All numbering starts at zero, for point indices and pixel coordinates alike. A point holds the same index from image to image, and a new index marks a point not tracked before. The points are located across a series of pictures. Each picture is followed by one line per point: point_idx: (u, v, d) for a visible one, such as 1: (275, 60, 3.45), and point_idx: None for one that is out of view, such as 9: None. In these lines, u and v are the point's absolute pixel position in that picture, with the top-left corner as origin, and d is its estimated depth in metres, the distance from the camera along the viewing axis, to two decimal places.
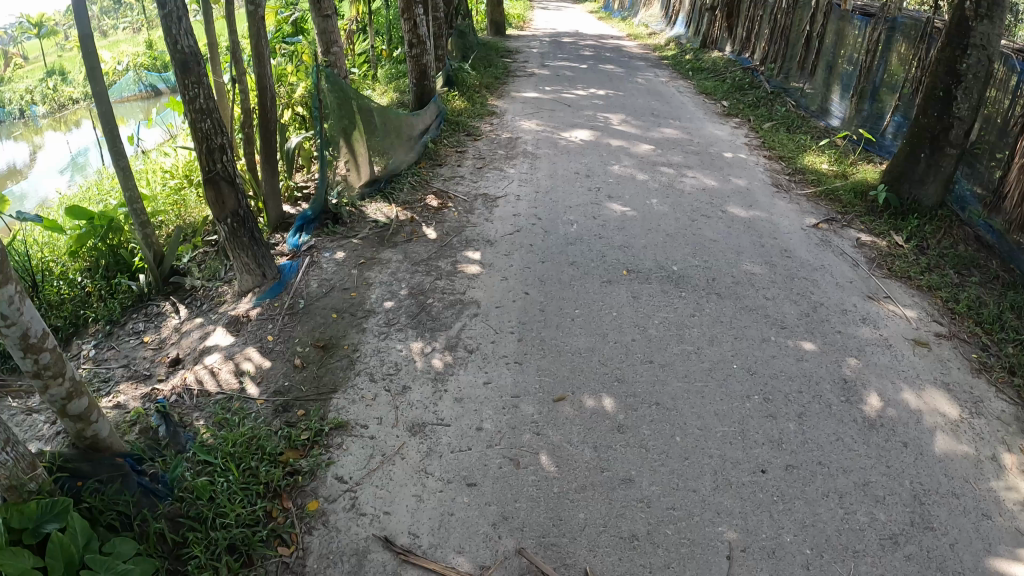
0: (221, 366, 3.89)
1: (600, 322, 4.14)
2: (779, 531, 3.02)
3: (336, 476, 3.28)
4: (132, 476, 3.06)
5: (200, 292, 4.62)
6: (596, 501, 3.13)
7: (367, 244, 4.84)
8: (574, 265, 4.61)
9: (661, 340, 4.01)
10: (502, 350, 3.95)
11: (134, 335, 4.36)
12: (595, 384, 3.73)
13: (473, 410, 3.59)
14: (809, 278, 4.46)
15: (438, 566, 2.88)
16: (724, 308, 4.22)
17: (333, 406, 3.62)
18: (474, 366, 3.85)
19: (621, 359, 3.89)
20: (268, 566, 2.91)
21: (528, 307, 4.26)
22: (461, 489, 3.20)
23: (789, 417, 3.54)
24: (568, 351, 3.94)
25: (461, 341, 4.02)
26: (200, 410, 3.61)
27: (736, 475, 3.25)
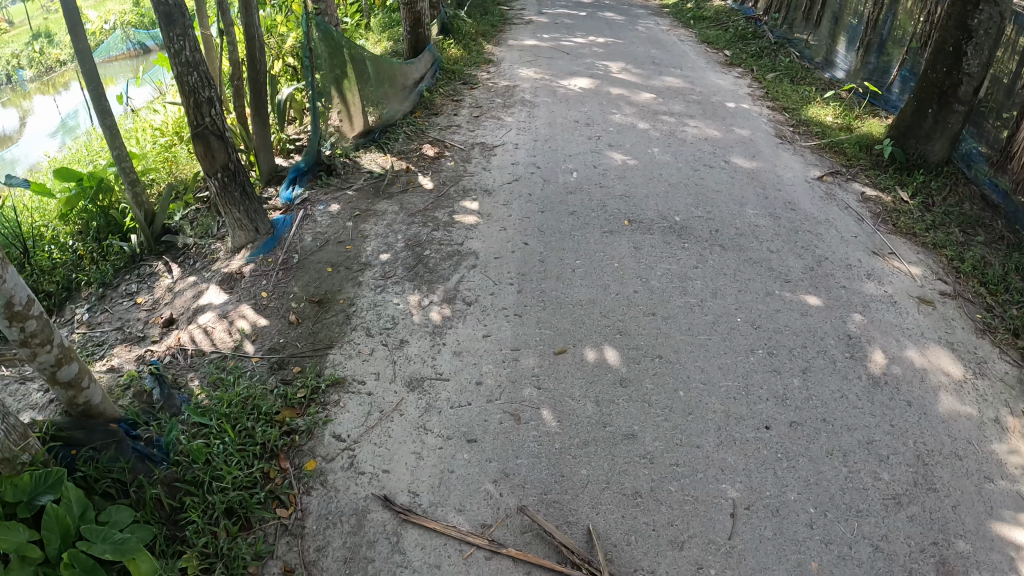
0: (216, 325, 3.82)
1: (601, 273, 4.07)
2: (783, 488, 2.99)
3: (334, 435, 3.22)
4: (126, 442, 2.99)
5: (193, 249, 4.55)
6: (598, 457, 3.09)
7: (362, 195, 4.77)
8: (574, 215, 4.54)
9: (664, 292, 3.95)
10: (501, 302, 3.88)
11: (127, 297, 4.28)
12: (597, 336, 3.67)
13: (473, 364, 3.53)
14: (813, 231, 4.40)
15: (439, 525, 2.85)
16: (728, 260, 4.16)
17: (329, 362, 3.56)
18: (473, 320, 3.78)
19: (622, 311, 3.83)
20: (266, 529, 2.87)
21: (527, 259, 4.18)
22: (460, 445, 3.15)
23: (794, 372, 3.50)
24: (569, 303, 3.88)
25: (459, 293, 3.95)
26: (195, 370, 3.55)
27: (739, 431, 3.21)
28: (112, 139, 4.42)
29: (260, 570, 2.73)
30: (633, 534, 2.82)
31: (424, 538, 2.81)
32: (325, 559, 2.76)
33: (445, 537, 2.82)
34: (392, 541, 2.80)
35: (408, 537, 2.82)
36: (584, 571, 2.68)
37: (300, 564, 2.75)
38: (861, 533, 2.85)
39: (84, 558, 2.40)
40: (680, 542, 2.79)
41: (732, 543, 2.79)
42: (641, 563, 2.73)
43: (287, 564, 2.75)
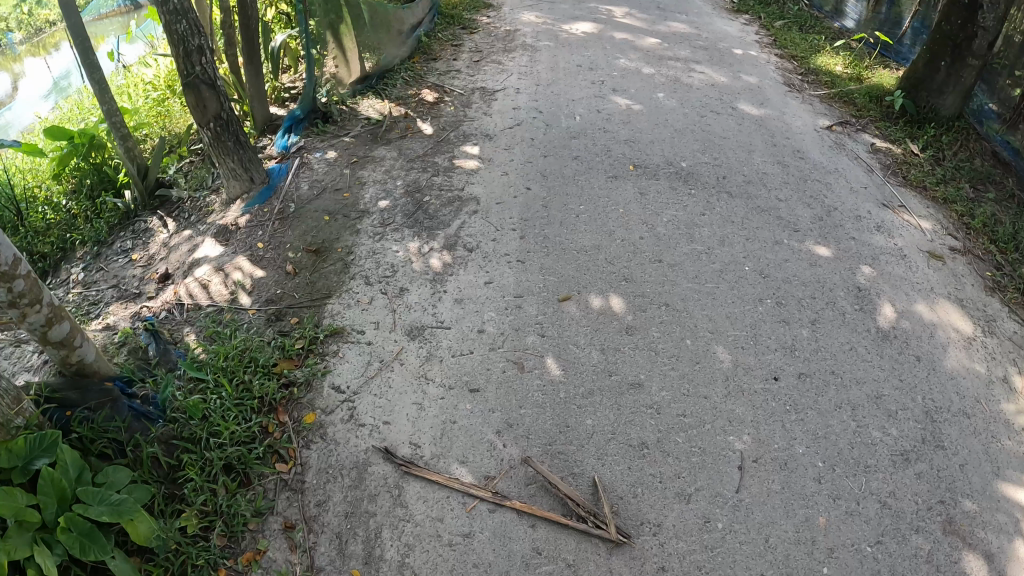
0: (212, 277, 3.76)
1: (605, 219, 4.00)
2: (791, 442, 3.02)
3: (333, 386, 3.19)
4: (121, 400, 2.94)
5: (188, 202, 4.47)
6: (603, 408, 3.09)
7: (359, 142, 4.67)
8: (578, 160, 4.45)
9: (670, 239, 3.88)
10: (504, 249, 3.82)
11: (122, 254, 4.23)
12: (603, 283, 3.62)
13: (474, 311, 3.48)
14: (822, 181, 4.31)
15: (442, 478, 2.87)
16: (735, 207, 4.09)
17: (327, 312, 3.50)
18: (474, 266, 3.72)
19: (628, 258, 3.76)
20: (266, 485, 2.88)
21: (530, 205, 4.09)
22: (462, 395, 3.14)
23: (802, 323, 3.46)
24: (573, 249, 3.81)
25: (460, 239, 3.88)
26: (190, 324, 3.50)
27: (748, 382, 3.21)
28: (99, 90, 4.32)
29: (260, 526, 2.76)
30: (639, 486, 2.86)
31: (427, 491, 2.84)
32: (326, 514, 2.79)
33: (449, 490, 2.85)
34: (394, 494, 2.83)
35: (411, 491, 2.85)
36: (589, 523, 2.72)
37: (301, 520, 2.78)
38: (869, 490, 2.89)
39: (81, 521, 2.39)
40: (687, 494, 2.85)
41: (740, 497, 2.83)
42: (647, 516, 2.78)
43: (288, 520, 2.78)
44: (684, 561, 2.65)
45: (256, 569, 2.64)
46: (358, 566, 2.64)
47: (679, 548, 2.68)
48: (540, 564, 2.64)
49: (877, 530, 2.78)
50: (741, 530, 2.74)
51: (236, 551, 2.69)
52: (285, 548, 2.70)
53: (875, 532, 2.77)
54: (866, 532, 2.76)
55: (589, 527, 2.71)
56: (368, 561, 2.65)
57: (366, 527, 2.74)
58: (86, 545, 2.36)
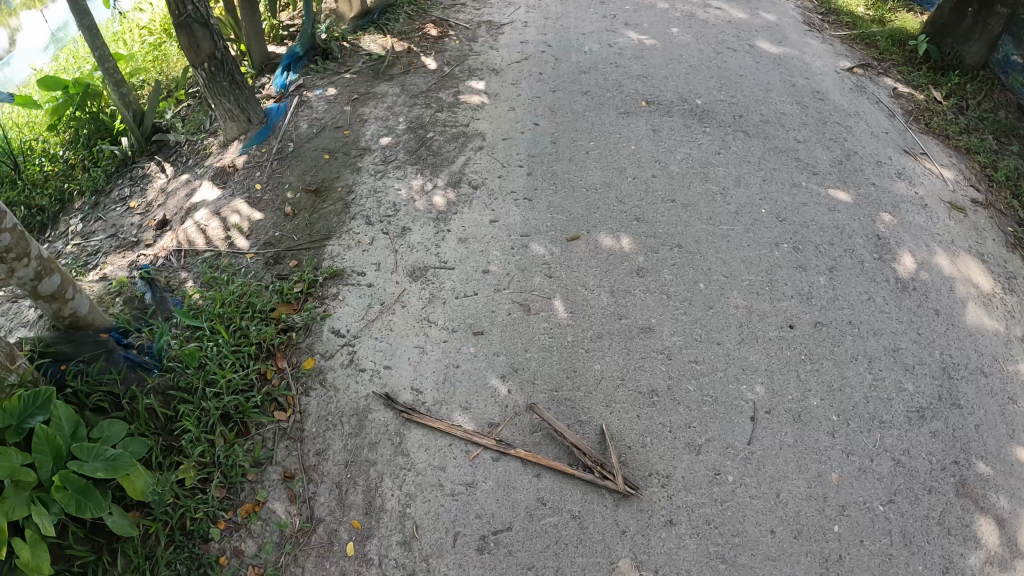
0: (209, 221, 3.66)
1: (616, 156, 3.86)
2: (805, 394, 2.95)
3: (333, 331, 3.12)
4: (116, 351, 2.85)
5: (185, 146, 4.39)
6: (611, 353, 3.02)
7: (361, 78, 4.52)
8: (588, 95, 4.29)
9: (684, 178, 3.75)
10: (510, 186, 3.70)
11: (120, 203, 4.18)
12: (613, 223, 3.51)
13: (479, 251, 3.39)
14: (842, 124, 4.16)
15: (444, 425, 2.80)
16: (752, 147, 3.95)
17: (326, 255, 3.41)
18: (479, 205, 3.61)
19: (640, 197, 3.64)
20: (265, 434, 2.82)
21: (538, 140, 3.97)
22: (466, 338, 3.06)
23: (820, 270, 3.35)
24: (582, 187, 3.69)
25: (465, 177, 3.77)
26: (188, 270, 3.43)
27: (763, 329, 3.12)
28: (89, 37, 4.19)
29: (259, 477, 2.71)
30: (648, 436, 2.80)
31: (428, 438, 2.78)
32: (326, 463, 2.75)
33: (451, 438, 2.78)
34: (395, 442, 2.77)
35: (412, 439, 2.79)
36: (596, 474, 2.66)
37: (300, 470, 2.74)
38: (883, 446, 2.83)
39: (77, 479, 2.31)
40: (697, 445, 2.78)
41: (751, 449, 2.78)
42: (656, 467, 2.72)
43: (287, 470, 2.74)
44: (692, 514, 2.60)
45: (256, 520, 2.61)
46: (358, 517, 2.62)
47: (686, 501, 2.64)
48: (544, 515, 2.58)
49: (890, 488, 2.72)
50: (752, 484, 2.69)
51: (236, 502, 2.66)
52: (284, 498, 2.67)
53: (888, 490, 2.71)
54: (878, 490, 2.71)
55: (596, 478, 2.65)
56: (369, 512, 2.62)
57: (366, 477, 2.70)
58: (82, 502, 2.30)
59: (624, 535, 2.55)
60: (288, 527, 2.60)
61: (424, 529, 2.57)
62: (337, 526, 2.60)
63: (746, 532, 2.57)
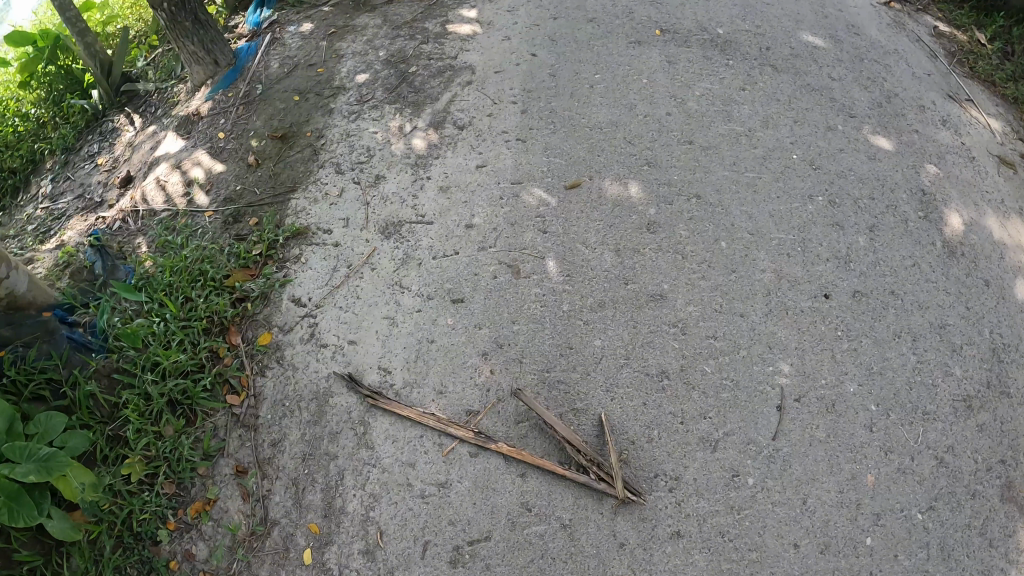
0: (169, 176, 3.35)
1: (625, 91, 3.40)
2: (841, 376, 2.60)
3: (293, 300, 2.78)
4: (59, 331, 2.65)
5: (154, 96, 4.04)
6: (615, 327, 2.66)
7: (339, 11, 4.05)
8: (594, 22, 3.80)
9: (704, 116, 3.31)
10: (500, 125, 3.25)
11: (88, 160, 3.90)
12: (619, 168, 3.09)
13: (462, 203, 2.97)
14: (881, 62, 3.70)
15: (415, 414, 2.49)
16: (782, 83, 3.50)
17: (290, 210, 3.03)
18: (465, 147, 3.17)
19: (652, 137, 3.21)
20: (216, 422, 2.56)
21: (534, 73, 3.49)
22: (443, 308, 2.71)
23: (859, 230, 2.95)
24: (585, 126, 3.25)
25: (449, 116, 3.31)
26: (144, 233, 3.17)
27: (793, 299, 2.75)
28: None
29: (210, 471, 2.48)
30: (655, 428, 2.47)
31: (396, 429, 2.48)
32: (282, 457, 2.48)
33: (422, 428, 2.48)
34: (358, 433, 2.49)
35: (378, 428, 2.49)
36: (591, 476, 2.34)
37: (254, 464, 2.48)
38: (925, 442, 2.50)
39: (7, 483, 2.07)
40: (713, 441, 2.46)
41: (776, 446, 2.45)
42: (663, 467, 2.40)
43: (240, 463, 2.49)
44: (704, 525, 2.31)
45: (206, 522, 2.40)
46: (317, 520, 2.37)
47: (698, 509, 2.33)
48: (529, 523, 2.31)
49: (931, 493, 2.41)
50: (776, 488, 2.38)
51: (186, 499, 2.44)
52: (236, 496, 2.43)
53: (928, 496, 2.40)
54: (918, 496, 2.40)
55: (590, 480, 2.34)
56: (329, 514, 2.38)
57: (326, 473, 2.44)
58: (15, 510, 2.07)
59: (622, 549, 2.27)
60: (240, 531, 2.38)
61: (389, 537, 2.32)
62: (293, 531, 2.37)
63: (766, 546, 2.29)
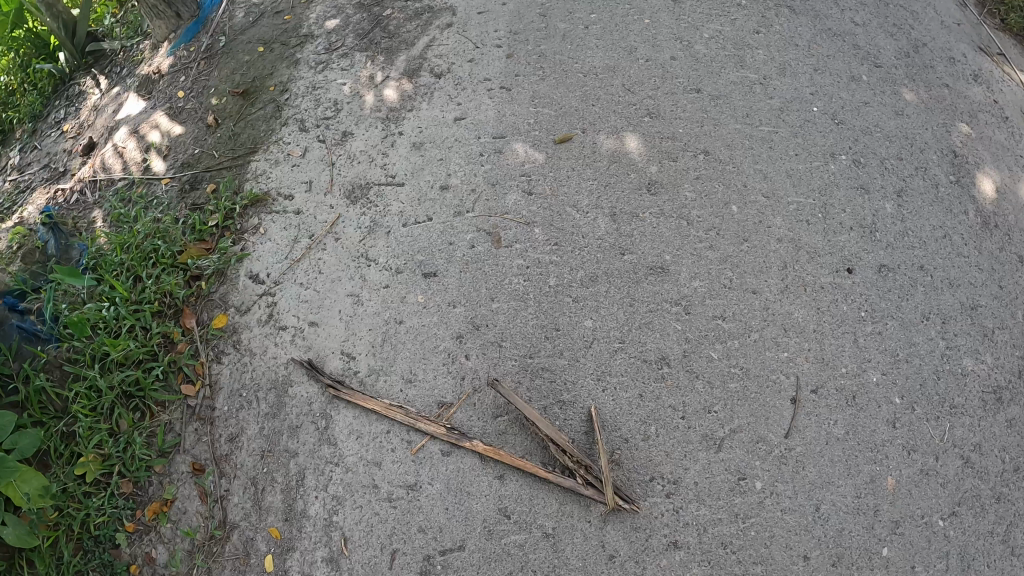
0: (127, 142, 3.09)
1: (624, 33, 3.09)
2: (863, 365, 2.38)
3: (251, 277, 2.49)
4: (8, 320, 2.37)
5: (120, 56, 3.74)
6: (609, 305, 2.39)
7: None
8: None
9: (712, 62, 3.03)
10: (483, 72, 2.93)
11: (55, 127, 3.63)
12: (617, 118, 2.81)
13: (437, 161, 2.67)
14: (908, 6, 3.44)
15: (381, 407, 2.21)
16: (799, 26, 3.22)
17: (249, 173, 2.73)
18: (441, 97, 2.85)
19: (654, 86, 2.92)
20: (171, 415, 2.31)
21: (522, 13, 3.15)
22: (414, 283, 2.42)
23: (886, 194, 2.75)
24: (578, 72, 2.95)
25: (425, 64, 2.98)
26: (99, 207, 2.90)
27: (814, 275, 2.53)
28: None
29: (167, 470, 2.25)
30: (652, 425, 2.22)
31: (361, 423, 2.21)
32: (239, 453, 2.23)
33: (390, 422, 2.21)
34: (320, 428, 2.22)
35: (341, 423, 2.22)
36: (577, 480, 2.08)
37: (211, 461, 2.24)
38: (950, 440, 2.31)
39: None
40: (718, 440, 2.22)
41: (789, 446, 2.23)
42: (660, 470, 2.16)
43: (196, 460, 2.25)
44: (705, 535, 2.10)
45: (165, 524, 2.18)
46: (278, 523, 2.13)
47: (698, 517, 2.11)
48: (507, 532, 2.06)
49: (953, 497, 2.24)
50: (786, 494, 2.17)
51: (144, 499, 2.22)
52: (194, 497, 2.21)
53: (950, 500, 2.23)
54: (940, 500, 2.22)
55: (576, 485, 2.07)
56: (290, 518, 2.13)
57: (285, 472, 2.18)
58: None
59: (612, 562, 2.04)
60: (198, 535, 2.16)
61: (353, 545, 2.07)
62: (253, 534, 2.14)
63: (772, 559, 2.09)
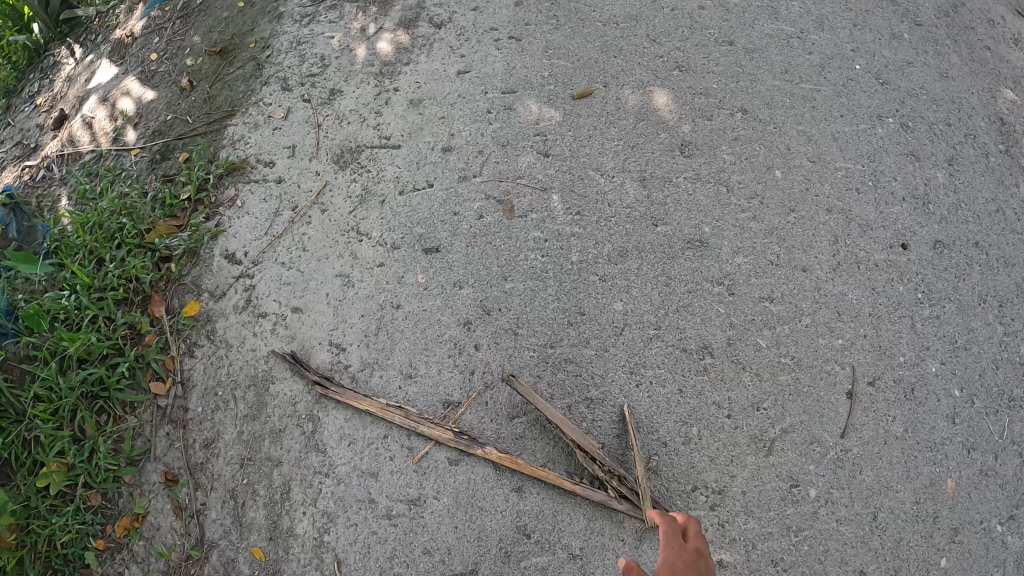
0: (96, 112, 2.74)
1: None
2: (922, 353, 2.09)
3: (227, 258, 2.18)
4: None
5: (97, 23, 3.40)
6: (641, 285, 2.08)
7: None
8: None
9: (746, 10, 2.68)
10: (489, 20, 2.57)
11: (28, 102, 3.31)
12: (643, 73, 2.48)
13: (438, 119, 2.35)
14: None
15: (377, 408, 1.91)
16: None
17: (225, 138, 2.43)
18: (442, 50, 2.51)
19: (680, 37, 2.58)
20: (141, 416, 2.01)
21: None
22: (414, 260, 2.11)
23: (936, 163, 2.43)
24: (595, 20, 2.59)
25: (424, 12, 2.63)
26: (65, 183, 2.59)
27: (867, 250, 2.22)
28: None
29: (138, 480, 1.95)
30: (694, 426, 1.93)
31: (354, 427, 1.91)
32: (216, 461, 1.93)
33: (388, 425, 1.91)
34: (306, 433, 1.92)
35: (331, 427, 1.92)
36: (609, 492, 1.80)
37: (185, 470, 1.94)
38: (1011, 437, 2.03)
39: None
40: (766, 442, 1.94)
41: (844, 447, 1.95)
42: (704, 478, 1.89)
43: (169, 470, 1.94)
44: (753, 552, 1.83)
45: (137, 541, 1.89)
46: (261, 543, 1.85)
47: (746, 531, 1.85)
48: (527, 554, 1.78)
49: (1013, 500, 1.96)
50: (841, 502, 1.90)
51: (114, 513, 1.93)
52: (167, 512, 1.91)
53: (1010, 503, 1.96)
54: (999, 503, 1.95)
55: (608, 498, 1.79)
56: (275, 537, 1.85)
57: (268, 484, 1.89)
58: None
59: None
60: (173, 556, 1.87)
61: (348, 568, 1.79)
62: (234, 555, 1.85)
63: None
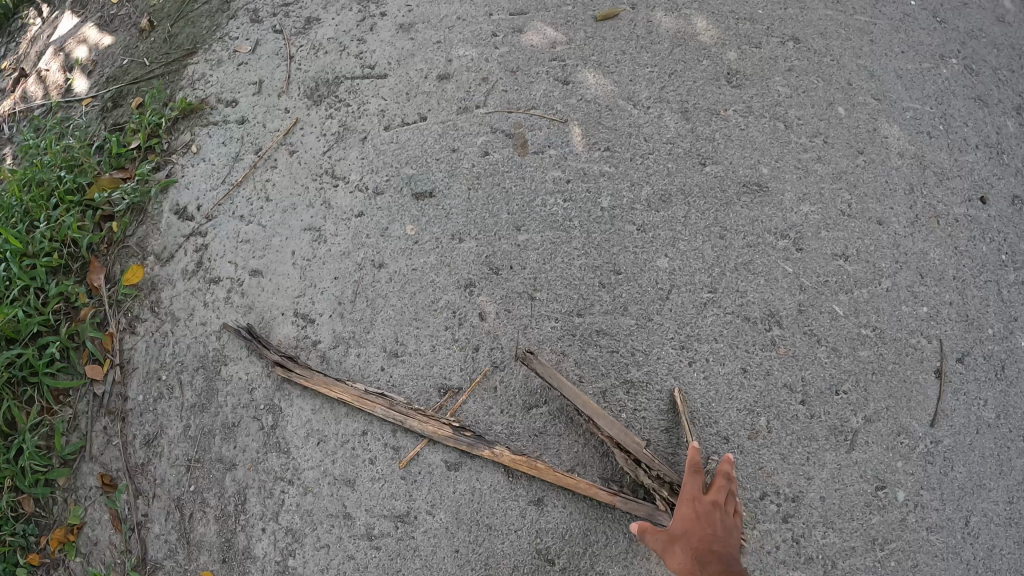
0: (49, 62, 2.35)
1: None
2: (1010, 325, 1.67)
3: (177, 214, 1.78)
4: None
5: None
6: (691, 237, 1.67)
7: None
8: None
9: None
10: None
11: None
12: None
13: (434, 43, 1.93)
14: None
15: (354, 397, 1.51)
16: None
17: (184, 78, 2.01)
18: None
19: None
20: (76, 408, 1.63)
21: None
22: (408, 208, 1.71)
23: (1007, 111, 1.93)
24: None
25: None
26: (11, 142, 2.21)
27: (945, 203, 1.77)
28: None
29: (74, 484, 1.58)
30: (762, 415, 1.54)
31: (324, 422, 1.52)
32: (159, 464, 1.55)
33: (368, 419, 1.52)
34: (265, 429, 1.53)
35: (296, 422, 1.53)
36: (657, 504, 1.41)
37: (124, 474, 1.56)
38: None
39: None
40: (846, 433, 1.54)
41: (936, 439, 1.55)
42: (776, 481, 1.50)
43: (106, 473, 1.57)
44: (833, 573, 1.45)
45: (74, 558, 1.54)
46: (213, 566, 1.48)
47: (825, 547, 1.46)
48: None
49: None
50: (933, 506, 1.50)
51: (49, 522, 1.57)
52: (104, 524, 1.54)
53: None
54: None
55: (655, 510, 1.40)
56: (229, 559, 1.48)
57: (219, 493, 1.51)
58: None
59: None
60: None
61: None
62: None
63: None
